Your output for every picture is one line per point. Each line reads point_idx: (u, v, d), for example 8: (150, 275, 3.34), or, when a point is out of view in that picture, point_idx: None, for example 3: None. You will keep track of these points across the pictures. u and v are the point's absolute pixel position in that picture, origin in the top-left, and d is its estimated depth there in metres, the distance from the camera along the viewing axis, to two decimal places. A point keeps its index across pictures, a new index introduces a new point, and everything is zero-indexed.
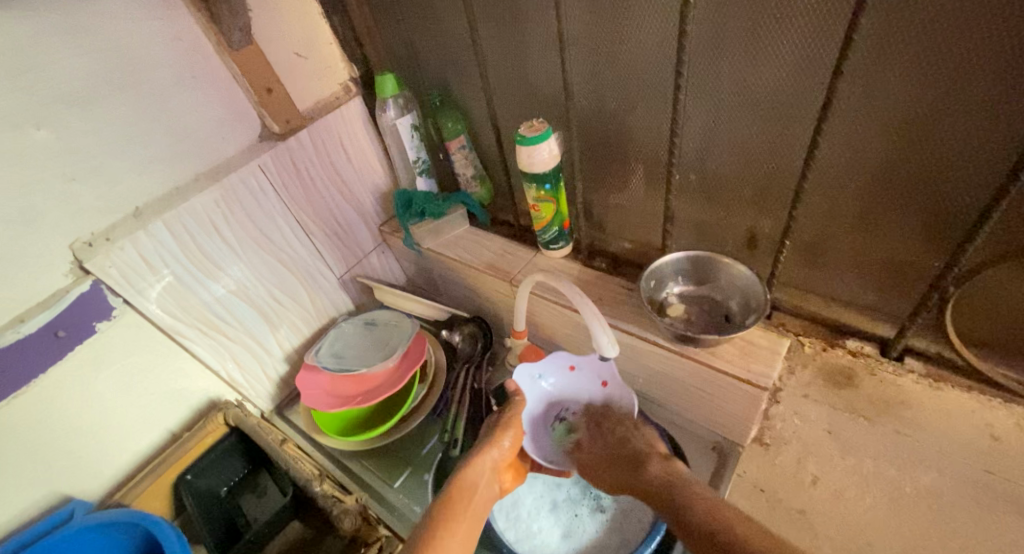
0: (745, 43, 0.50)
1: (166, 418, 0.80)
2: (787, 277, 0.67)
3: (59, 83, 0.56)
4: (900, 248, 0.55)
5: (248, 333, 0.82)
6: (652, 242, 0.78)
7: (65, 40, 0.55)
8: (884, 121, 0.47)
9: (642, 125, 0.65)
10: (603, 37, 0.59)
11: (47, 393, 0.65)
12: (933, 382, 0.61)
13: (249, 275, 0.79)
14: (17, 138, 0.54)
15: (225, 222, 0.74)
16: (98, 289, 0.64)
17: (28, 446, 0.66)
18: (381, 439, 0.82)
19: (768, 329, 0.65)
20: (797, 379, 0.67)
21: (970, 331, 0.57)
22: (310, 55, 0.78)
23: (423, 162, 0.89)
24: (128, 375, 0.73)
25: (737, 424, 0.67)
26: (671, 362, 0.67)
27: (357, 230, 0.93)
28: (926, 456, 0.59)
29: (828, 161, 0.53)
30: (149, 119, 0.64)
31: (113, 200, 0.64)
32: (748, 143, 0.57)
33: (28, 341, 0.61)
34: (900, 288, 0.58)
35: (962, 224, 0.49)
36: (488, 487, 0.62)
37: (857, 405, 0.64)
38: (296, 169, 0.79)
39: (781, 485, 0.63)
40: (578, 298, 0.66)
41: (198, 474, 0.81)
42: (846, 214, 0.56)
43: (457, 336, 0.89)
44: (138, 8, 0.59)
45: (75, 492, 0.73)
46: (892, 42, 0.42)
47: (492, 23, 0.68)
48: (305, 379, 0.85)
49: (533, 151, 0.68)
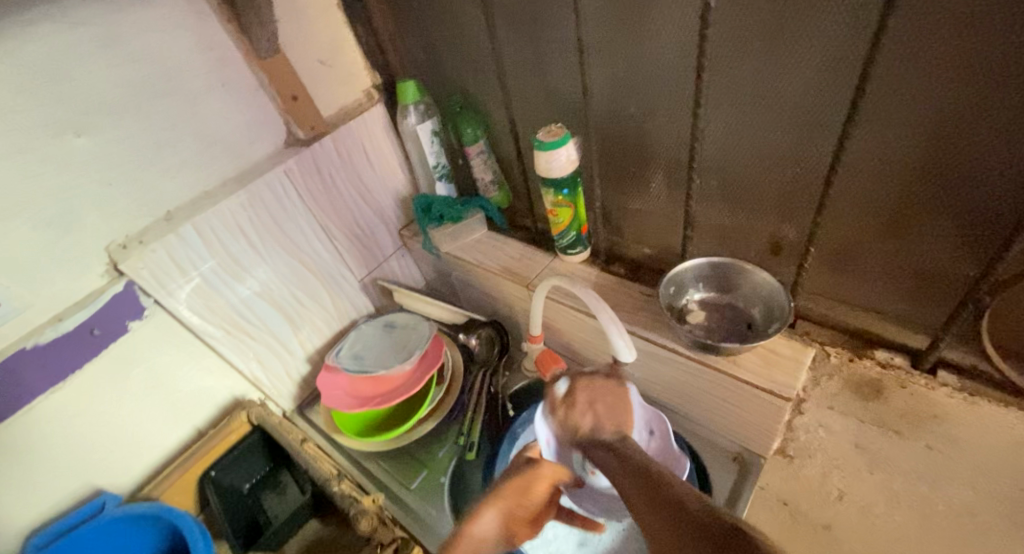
0: (768, 46, 0.49)
1: (193, 415, 0.83)
2: (811, 284, 0.65)
3: (97, 92, 0.58)
4: (933, 257, 0.53)
5: (271, 334, 0.84)
6: (672, 247, 0.77)
7: (103, 52, 0.57)
8: (916, 125, 0.46)
9: (663, 131, 0.64)
10: (624, 43, 0.59)
11: (82, 389, 0.68)
12: (969, 396, 0.56)
13: (274, 278, 0.82)
14: (59, 147, 0.57)
15: (250, 226, 0.75)
16: (130, 289, 0.67)
17: (65, 439, 0.69)
18: (397, 441, 0.83)
19: (791, 338, 0.64)
20: (823, 390, 0.64)
21: (1008, 344, 0.54)
22: (334, 63, 0.80)
23: (443, 167, 0.90)
24: (158, 373, 0.75)
25: (759, 435, 0.65)
26: (690, 369, 0.66)
27: (378, 233, 0.95)
28: (959, 473, 0.56)
29: (855, 167, 0.52)
30: (179, 126, 0.66)
31: (146, 204, 0.67)
32: (771, 147, 0.56)
33: (66, 339, 0.64)
34: (932, 297, 0.56)
35: (997, 234, 0.47)
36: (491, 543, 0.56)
37: (888, 419, 0.60)
38: (319, 175, 0.81)
39: (804, 498, 0.63)
40: (595, 303, 0.65)
41: (222, 471, 0.83)
42: (875, 222, 0.54)
43: (474, 339, 0.90)
44: (170, 20, 0.61)
45: (106, 484, 0.76)
46: (923, 44, 0.41)
47: (512, 30, 0.69)
48: (325, 380, 0.86)
49: (552, 157, 0.68)
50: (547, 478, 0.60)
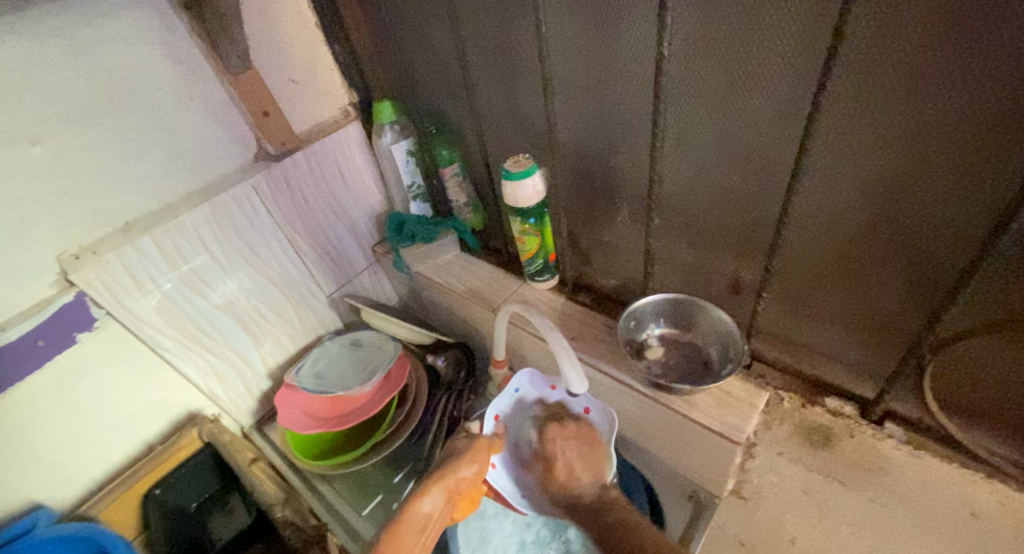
0: (724, 93, 0.49)
1: (143, 428, 0.81)
2: (768, 326, 0.66)
3: (55, 101, 0.57)
4: (880, 310, 0.53)
5: (231, 348, 0.83)
6: (637, 279, 0.77)
7: (66, 62, 0.57)
8: (860, 181, 0.46)
9: (626, 168, 0.65)
10: (589, 80, 0.59)
11: (23, 400, 0.66)
12: (913, 449, 0.59)
13: (238, 293, 0.81)
14: (12, 153, 0.56)
15: (214, 239, 0.75)
16: (81, 300, 0.66)
17: (2, 452, 0.67)
18: (352, 464, 0.80)
19: (747, 380, 0.64)
20: (770, 436, 0.65)
21: (953, 401, 0.55)
22: (309, 81, 0.79)
23: (417, 188, 0.90)
24: (108, 384, 0.73)
25: (712, 475, 0.64)
26: (646, 406, 0.65)
27: (349, 250, 0.94)
28: (904, 528, 0.56)
29: (806, 217, 0.53)
30: (142, 138, 0.66)
31: (103, 214, 0.66)
32: (728, 190, 0.56)
33: (9, 349, 0.62)
34: (882, 346, 0.56)
35: (938, 291, 0.48)
36: (434, 526, 0.58)
37: (834, 468, 0.61)
38: (289, 190, 0.80)
39: (761, 541, 0.61)
40: (548, 330, 0.65)
41: (166, 490, 0.83)
42: (826, 270, 0.55)
43: (442, 360, 0.90)
44: (139, 33, 0.61)
45: (45, 498, 0.74)
46: (866, 104, 0.42)
47: (483, 59, 0.69)
48: (284, 397, 0.85)
49: (519, 187, 0.68)
50: (476, 471, 0.61)
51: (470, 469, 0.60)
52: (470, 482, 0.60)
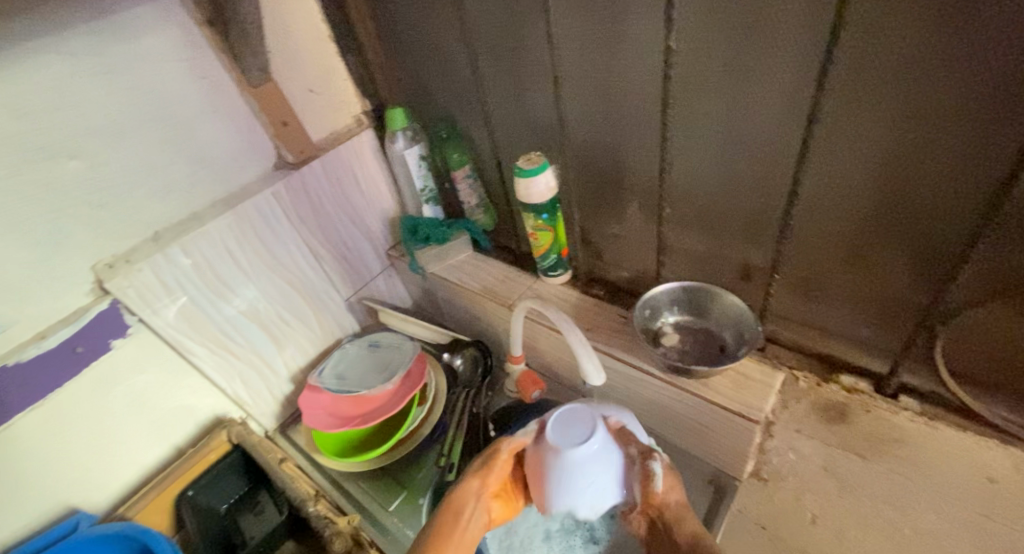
0: (728, 83, 0.52)
1: (173, 433, 0.83)
2: (779, 309, 0.68)
3: (89, 117, 0.60)
4: (889, 286, 0.55)
5: (255, 352, 0.85)
6: (649, 270, 0.79)
7: (100, 80, 0.60)
8: (865, 161, 0.48)
9: (636, 160, 0.67)
10: (596, 77, 0.62)
11: (63, 406, 0.69)
12: (927, 420, 0.61)
13: (260, 299, 0.83)
14: (51, 167, 0.59)
15: (238, 246, 0.77)
16: (115, 307, 0.68)
17: (42, 457, 0.69)
18: (378, 462, 0.83)
19: (761, 362, 0.65)
20: (791, 413, 0.67)
21: (964, 371, 0.57)
22: (324, 91, 0.82)
23: (429, 191, 0.92)
24: (140, 390, 0.76)
25: (732, 457, 0.66)
26: (664, 391, 0.67)
27: (365, 254, 0.96)
28: (923, 498, 0.57)
29: (813, 199, 0.55)
30: (170, 150, 0.68)
31: (134, 225, 0.69)
32: (738, 177, 0.58)
33: (49, 356, 0.65)
34: (893, 323, 0.58)
35: (945, 262, 0.50)
36: (478, 517, 0.57)
37: (851, 442, 0.63)
38: (307, 196, 0.83)
39: (782, 518, 0.62)
40: (565, 324, 0.67)
41: (199, 491, 0.84)
42: (836, 250, 0.57)
43: (459, 359, 0.92)
44: (167, 51, 0.64)
45: (81, 502, 0.76)
46: (865, 86, 0.44)
47: (493, 62, 0.72)
48: (307, 399, 0.87)
49: (532, 183, 0.70)
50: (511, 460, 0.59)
51: (505, 462, 0.59)
52: (503, 473, 0.59)
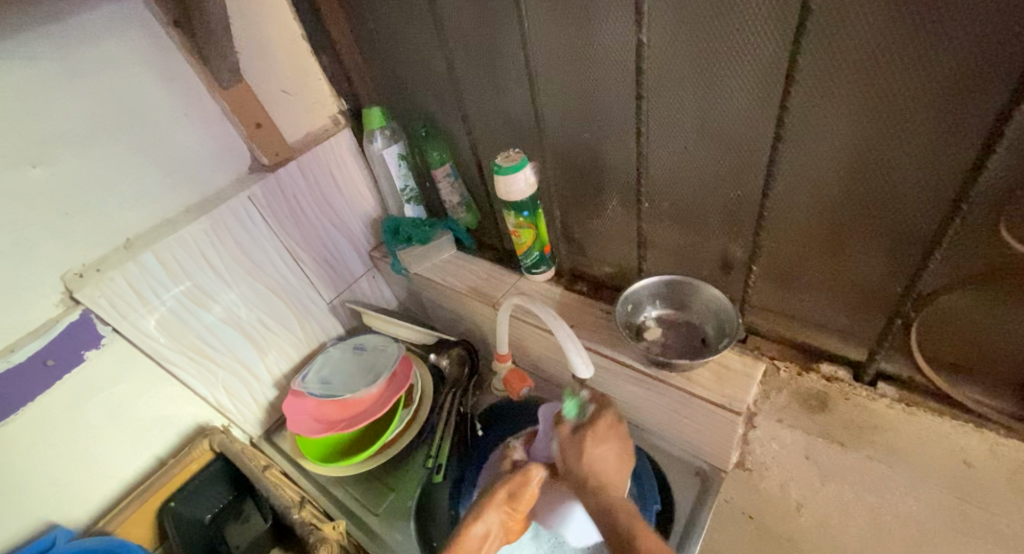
0: (701, 74, 0.51)
1: (154, 443, 0.82)
2: (759, 300, 0.68)
3: (52, 123, 0.59)
4: (863, 274, 0.56)
5: (236, 359, 0.84)
6: (631, 265, 0.79)
7: (62, 85, 0.58)
8: (836, 152, 0.49)
9: (614, 155, 0.67)
10: (570, 71, 0.61)
11: (36, 421, 0.67)
12: (906, 406, 0.61)
13: (240, 305, 0.82)
14: (13, 176, 0.57)
15: (214, 252, 0.76)
16: (87, 318, 0.66)
17: (16, 474, 0.67)
18: (364, 465, 0.82)
19: (743, 353, 0.66)
20: (772, 403, 0.67)
21: (940, 356, 0.57)
22: (298, 91, 0.81)
23: (410, 190, 0.92)
24: (117, 402, 0.74)
25: (717, 449, 0.66)
26: (648, 385, 0.67)
27: (346, 256, 0.95)
28: (902, 482, 0.58)
29: (787, 191, 0.55)
30: (139, 155, 0.67)
31: (105, 233, 0.67)
32: (713, 169, 0.58)
33: (19, 370, 0.63)
34: (869, 311, 0.59)
35: (917, 249, 0.50)
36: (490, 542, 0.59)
37: (832, 431, 0.63)
38: (285, 200, 0.81)
39: (767, 509, 0.62)
40: (552, 320, 0.66)
41: (181, 501, 0.83)
42: (811, 241, 0.57)
43: (445, 360, 0.91)
44: (131, 53, 0.62)
45: (60, 518, 0.75)
46: (834, 76, 0.44)
47: (468, 59, 0.71)
48: (291, 405, 0.86)
49: (511, 181, 0.69)
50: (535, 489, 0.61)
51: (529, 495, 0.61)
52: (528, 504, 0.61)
